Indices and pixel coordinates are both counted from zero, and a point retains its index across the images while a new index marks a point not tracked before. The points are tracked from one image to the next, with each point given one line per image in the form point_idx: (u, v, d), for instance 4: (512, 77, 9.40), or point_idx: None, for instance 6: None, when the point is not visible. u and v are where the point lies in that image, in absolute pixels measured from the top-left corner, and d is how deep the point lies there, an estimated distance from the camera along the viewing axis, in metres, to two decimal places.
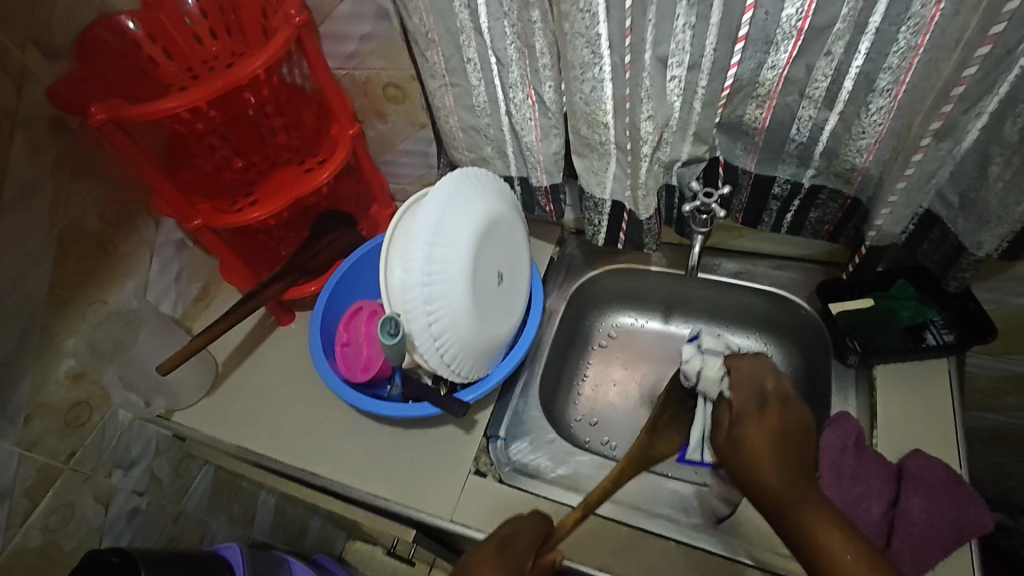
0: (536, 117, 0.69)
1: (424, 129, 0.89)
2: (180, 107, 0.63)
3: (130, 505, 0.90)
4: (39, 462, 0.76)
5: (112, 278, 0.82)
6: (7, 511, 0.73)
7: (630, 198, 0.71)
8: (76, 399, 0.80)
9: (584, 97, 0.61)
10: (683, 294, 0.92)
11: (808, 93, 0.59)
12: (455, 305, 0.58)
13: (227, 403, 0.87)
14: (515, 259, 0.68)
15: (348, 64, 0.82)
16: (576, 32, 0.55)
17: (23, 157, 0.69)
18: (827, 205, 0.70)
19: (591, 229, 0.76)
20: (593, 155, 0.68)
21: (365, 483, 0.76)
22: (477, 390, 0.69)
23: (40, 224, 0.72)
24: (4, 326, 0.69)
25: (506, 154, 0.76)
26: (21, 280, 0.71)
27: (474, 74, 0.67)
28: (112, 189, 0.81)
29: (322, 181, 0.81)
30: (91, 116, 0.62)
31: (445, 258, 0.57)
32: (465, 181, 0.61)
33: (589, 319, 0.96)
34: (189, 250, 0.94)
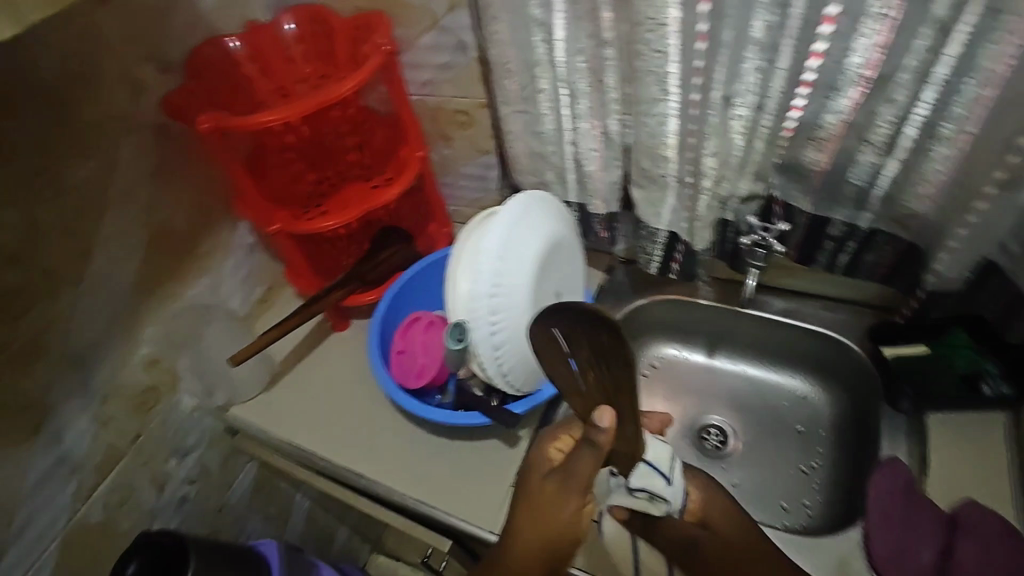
0: (600, 148, 0.73)
1: (487, 155, 0.94)
2: (276, 120, 0.68)
3: (180, 493, 0.94)
4: (108, 440, 0.81)
5: (191, 273, 0.89)
6: (77, 483, 0.78)
7: (687, 230, 0.73)
8: (146, 384, 0.85)
9: (650, 130, 0.66)
10: (729, 330, 0.94)
11: (869, 137, 0.61)
12: (517, 317, 0.61)
13: (281, 401, 0.92)
14: (572, 281, 0.71)
15: (423, 90, 0.88)
16: (649, 69, 0.59)
17: (132, 158, 0.76)
18: (884, 248, 0.71)
19: (645, 258, 0.80)
20: (652, 187, 0.72)
21: (410, 489, 0.78)
22: (528, 403, 0.70)
23: (136, 219, 0.79)
24: (95, 308, 0.76)
25: (568, 181, 0.79)
26: (115, 271, 0.77)
27: (545, 103, 0.72)
28: (202, 193, 0.87)
29: (393, 197, 0.85)
30: (200, 124, 0.68)
31: (511, 273, 0.60)
32: (533, 204, 0.64)
33: (633, 347, 0.98)
34: (258, 254, 1.00)
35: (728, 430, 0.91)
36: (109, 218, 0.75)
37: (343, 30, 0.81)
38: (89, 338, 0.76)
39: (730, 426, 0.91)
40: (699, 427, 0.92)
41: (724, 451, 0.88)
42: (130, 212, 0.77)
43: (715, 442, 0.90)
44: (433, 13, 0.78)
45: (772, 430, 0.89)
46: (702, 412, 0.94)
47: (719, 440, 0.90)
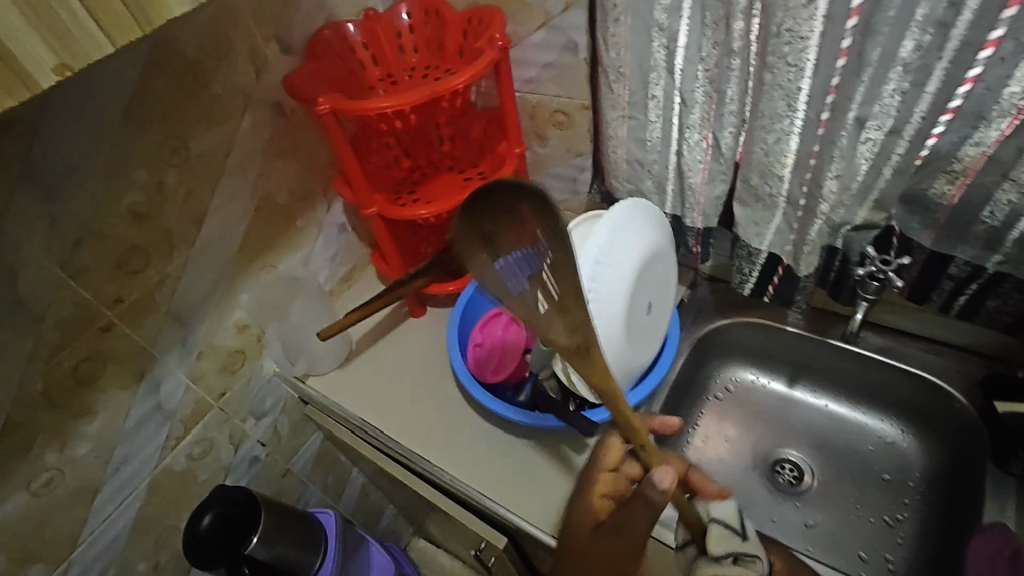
0: (707, 160, 0.70)
1: (581, 157, 0.93)
2: (388, 108, 0.69)
3: (253, 453, 0.99)
4: (198, 395, 0.86)
5: (287, 247, 0.92)
6: (167, 432, 0.84)
7: (791, 254, 0.70)
8: (236, 347, 0.89)
9: (765, 147, 0.63)
10: (817, 362, 0.89)
11: (1014, 175, 0.54)
12: (610, 326, 0.59)
13: (357, 378, 0.95)
14: (664, 296, 0.69)
15: (525, 87, 0.88)
16: (777, 84, 0.57)
17: (249, 132, 0.80)
18: (1013, 295, 0.64)
19: (739, 277, 0.77)
20: (758, 206, 0.69)
21: (473, 481, 0.79)
22: (606, 412, 0.69)
23: (246, 191, 0.83)
24: (201, 271, 0.80)
25: (665, 192, 0.77)
26: (223, 237, 0.82)
27: (654, 110, 0.70)
28: (305, 171, 0.91)
29: (486, 191, 0.86)
30: (318, 106, 0.71)
31: (610, 279, 0.59)
32: (637, 213, 0.63)
33: (709, 368, 0.95)
34: (347, 234, 1.03)
35: (804, 467, 0.86)
36: (222, 188, 0.79)
37: (457, 22, 0.82)
38: (194, 299, 0.81)
39: (806, 463, 0.87)
40: (773, 459, 0.88)
41: (799, 488, 0.85)
42: (241, 183, 0.81)
43: (789, 477, 0.86)
44: (547, 11, 0.78)
45: (853, 473, 0.84)
46: (777, 444, 0.89)
47: (794, 476, 0.86)
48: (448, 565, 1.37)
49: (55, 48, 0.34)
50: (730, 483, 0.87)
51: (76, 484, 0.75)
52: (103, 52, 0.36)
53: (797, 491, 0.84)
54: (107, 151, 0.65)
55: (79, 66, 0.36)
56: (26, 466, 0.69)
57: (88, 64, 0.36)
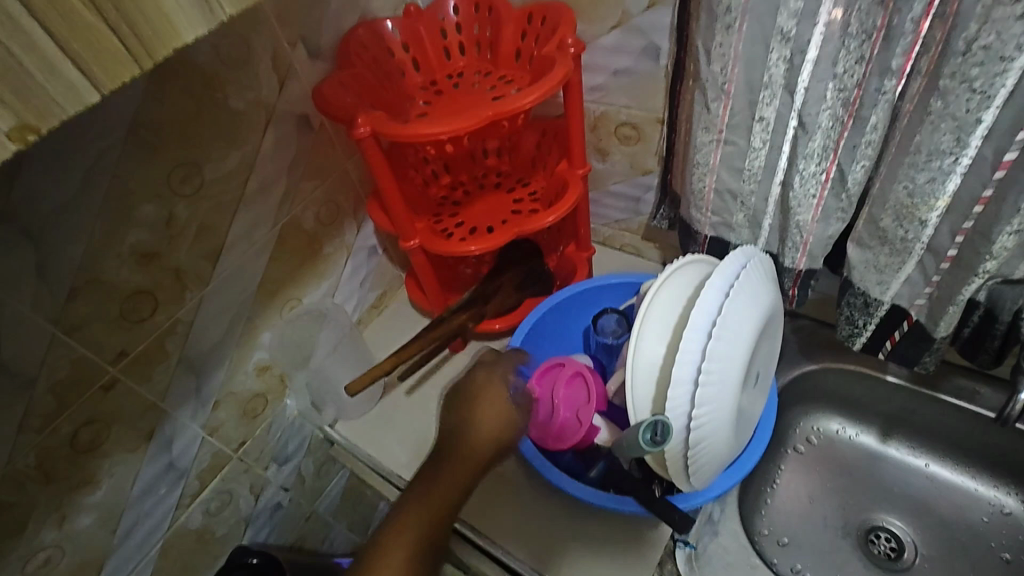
0: (823, 195, 0.58)
1: (647, 175, 0.81)
2: (444, 133, 0.58)
3: (275, 499, 0.90)
4: (214, 447, 0.76)
5: (312, 276, 0.81)
6: (181, 489, 0.74)
7: (922, 309, 0.58)
8: (256, 391, 0.79)
9: (911, 187, 0.51)
10: (920, 416, 0.77)
11: None
12: (722, 411, 0.49)
13: (391, 423, 0.85)
14: (771, 358, 0.58)
15: (589, 96, 0.77)
16: (947, 113, 0.45)
17: (271, 151, 0.69)
18: None
19: (849, 329, 0.64)
20: (883, 249, 0.57)
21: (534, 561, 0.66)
22: (695, 500, 0.58)
23: (268, 217, 0.72)
24: (215, 314, 0.69)
25: (760, 227, 0.65)
26: (243, 271, 0.71)
27: (759, 135, 0.58)
28: (332, 191, 0.80)
29: (546, 224, 0.71)
30: (355, 127, 0.59)
31: (725, 356, 0.48)
32: (751, 267, 0.52)
33: (789, 417, 0.83)
34: (377, 257, 0.92)
35: (904, 536, 0.75)
36: (241, 217, 0.68)
37: (515, 20, 0.70)
38: (210, 343, 0.70)
39: (905, 532, 0.76)
40: (867, 525, 0.77)
41: (899, 558, 0.74)
42: (262, 209, 0.70)
43: (886, 549, 0.75)
44: (626, 10, 0.66)
45: (962, 549, 0.73)
46: (870, 506, 0.79)
47: (892, 548, 0.75)
48: None
49: (11, 102, 0.23)
50: (817, 552, 0.76)
51: (77, 559, 0.65)
52: (85, 101, 0.25)
53: (896, 564, 0.73)
54: (106, 184, 0.54)
55: (48, 123, 0.24)
56: (20, 549, 0.59)
57: (63, 119, 0.24)
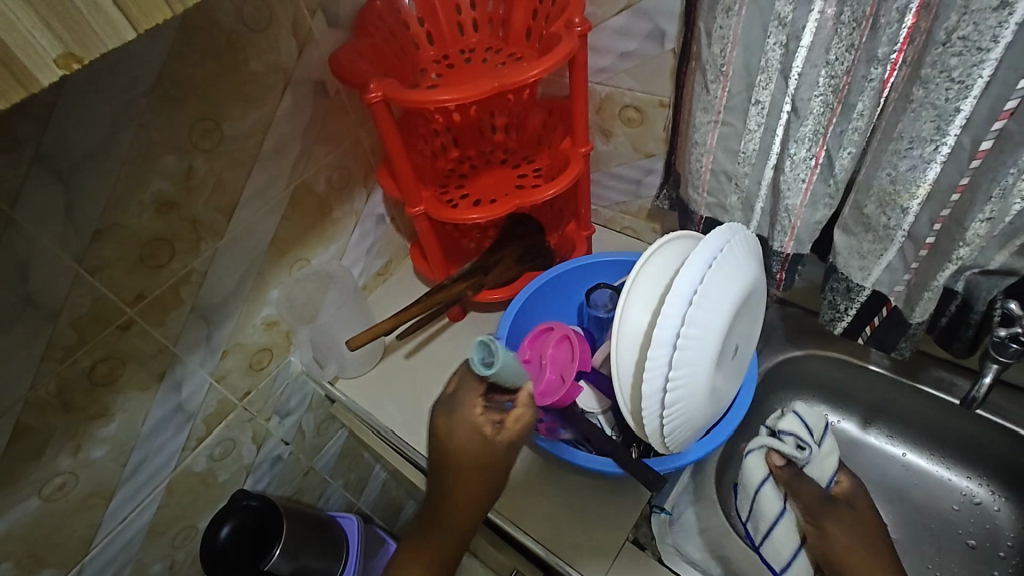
0: (812, 180, 0.60)
1: (649, 158, 0.84)
2: (450, 101, 0.60)
3: (276, 452, 0.94)
4: (221, 394, 0.80)
5: (322, 238, 0.85)
6: (188, 432, 0.78)
7: (900, 295, 0.61)
8: (263, 345, 0.83)
9: (894, 174, 0.53)
10: (899, 405, 0.80)
11: None
12: (698, 375, 0.51)
13: (389, 384, 0.89)
14: (751, 333, 0.60)
15: (596, 77, 0.79)
16: (928, 102, 0.47)
17: (288, 114, 0.72)
18: None
19: (831, 313, 0.67)
20: (867, 236, 0.59)
21: (514, 517, 0.71)
22: (670, 464, 0.61)
23: (281, 178, 0.75)
24: (228, 267, 0.73)
25: (752, 210, 0.68)
26: (256, 228, 0.75)
27: (754, 118, 0.60)
28: (345, 157, 0.83)
29: (546, 198, 0.74)
30: (368, 92, 0.62)
31: (705, 322, 0.50)
32: (736, 241, 0.54)
33: (772, 401, 0.86)
34: (385, 225, 0.96)
35: (804, 426, 0.71)
36: (256, 176, 0.71)
37: None
38: (222, 294, 0.74)
39: (812, 420, 0.72)
40: None
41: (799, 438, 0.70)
42: (276, 169, 0.74)
43: None
44: None
45: (932, 535, 0.76)
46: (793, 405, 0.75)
47: None
48: None
49: (58, 31, 0.26)
50: None
51: (90, 488, 0.70)
52: (122, 38, 0.28)
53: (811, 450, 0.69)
54: (132, 132, 0.58)
55: (90, 55, 0.27)
56: (37, 471, 0.64)
57: (103, 52, 0.28)
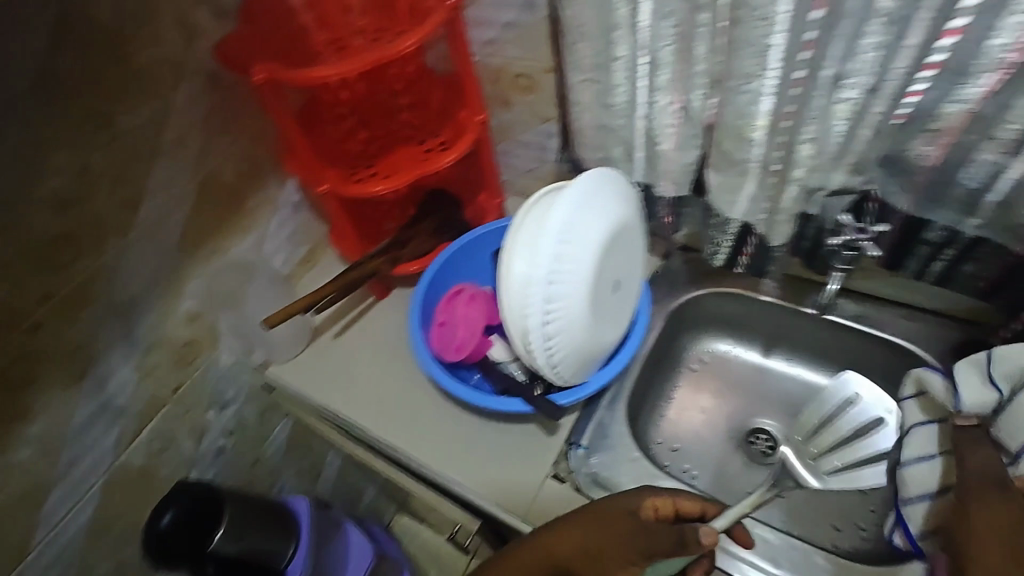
0: (677, 124, 0.66)
1: (547, 123, 0.88)
2: (332, 76, 0.64)
3: (218, 444, 0.95)
4: (151, 389, 0.81)
5: (238, 227, 0.87)
6: (120, 429, 0.79)
7: (764, 222, 0.67)
8: (189, 337, 0.84)
9: (737, 110, 0.59)
10: (791, 330, 0.87)
11: (994, 134, 0.53)
12: (574, 306, 0.57)
13: (321, 362, 0.92)
14: (633, 269, 0.66)
15: (485, 50, 0.83)
16: (748, 40, 0.53)
17: (183, 105, 0.73)
18: (989, 261, 0.64)
19: (710, 247, 0.75)
20: (729, 172, 0.65)
21: (446, 471, 0.78)
22: (572, 395, 0.68)
23: (186, 170, 0.77)
24: (142, 261, 0.75)
25: (634, 159, 0.73)
26: (165, 220, 0.76)
27: (619, 72, 0.65)
28: (251, 146, 0.85)
29: (445, 164, 0.81)
30: (253, 76, 0.65)
31: (573, 258, 0.56)
32: (603, 183, 0.59)
33: (683, 340, 0.92)
34: (304, 212, 0.98)
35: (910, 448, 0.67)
36: (157, 169, 0.73)
37: None
38: (137, 288, 0.75)
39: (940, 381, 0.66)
40: (749, 429, 0.87)
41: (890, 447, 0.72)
42: (178, 161, 0.75)
43: (763, 447, 0.85)
44: None
45: None
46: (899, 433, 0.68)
47: (769, 446, 0.86)
48: (430, 539, 1.47)
49: None
50: (703, 456, 0.86)
51: (20, 490, 0.70)
52: None
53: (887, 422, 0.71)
54: (19, 130, 0.59)
55: None
56: None
57: None
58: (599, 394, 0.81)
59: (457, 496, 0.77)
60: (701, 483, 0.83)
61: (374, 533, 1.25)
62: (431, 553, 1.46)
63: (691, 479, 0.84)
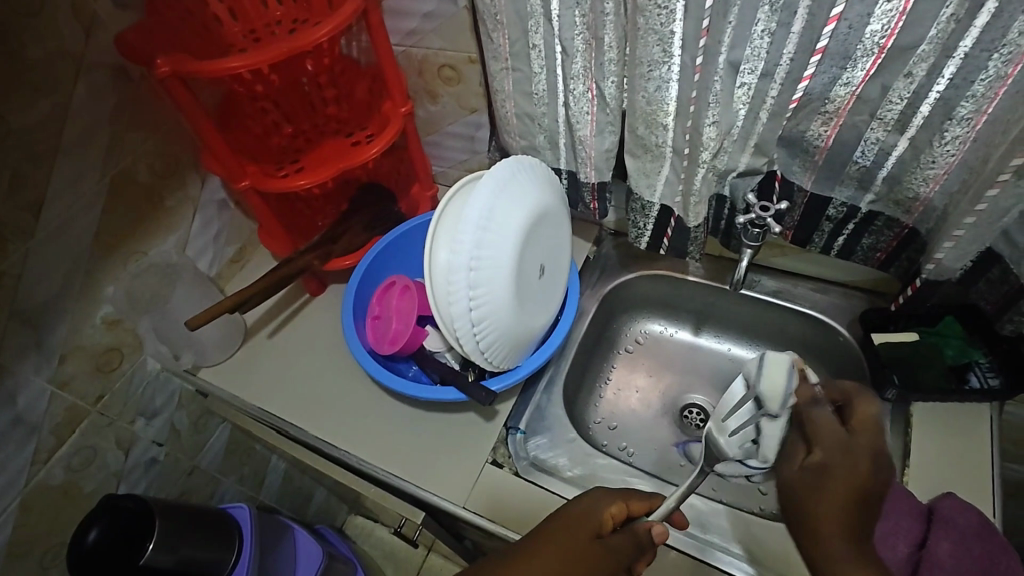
0: (594, 111, 0.68)
1: (474, 114, 0.89)
2: (242, 66, 0.63)
3: (148, 455, 0.91)
4: (68, 401, 0.77)
5: (157, 228, 0.84)
6: (34, 446, 0.75)
7: (680, 204, 0.70)
8: (109, 345, 0.80)
9: (647, 95, 0.61)
10: (717, 308, 0.91)
11: (880, 114, 0.57)
12: (498, 292, 0.58)
13: (255, 363, 0.90)
14: (557, 254, 0.68)
15: (407, 41, 0.82)
16: (650, 28, 0.55)
17: (86, 101, 0.70)
18: (882, 233, 0.69)
19: (635, 230, 0.76)
20: (647, 157, 0.68)
21: (385, 464, 0.78)
22: (505, 380, 0.70)
23: (93, 169, 0.73)
24: (49, 266, 0.71)
25: (558, 146, 0.75)
26: (72, 222, 0.72)
27: (537, 61, 0.66)
28: (166, 143, 0.81)
29: (371, 155, 0.80)
30: (156, 68, 0.63)
31: (494, 244, 0.57)
32: (520, 170, 0.61)
33: (618, 323, 0.95)
34: (230, 210, 0.95)
35: None
36: (60, 169, 0.69)
37: None
38: (44, 296, 0.71)
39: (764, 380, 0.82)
40: (681, 404, 0.91)
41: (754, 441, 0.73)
42: (85, 160, 0.72)
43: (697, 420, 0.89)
44: None
45: None
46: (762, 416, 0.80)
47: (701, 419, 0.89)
48: (385, 537, 1.46)
49: None
50: (639, 433, 0.89)
51: None
52: None
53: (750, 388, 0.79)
54: None
55: None
56: None
57: None
58: (536, 378, 0.83)
59: (397, 488, 0.77)
60: (638, 459, 0.86)
61: (324, 536, 1.23)
62: (386, 551, 1.46)
63: (629, 456, 0.86)
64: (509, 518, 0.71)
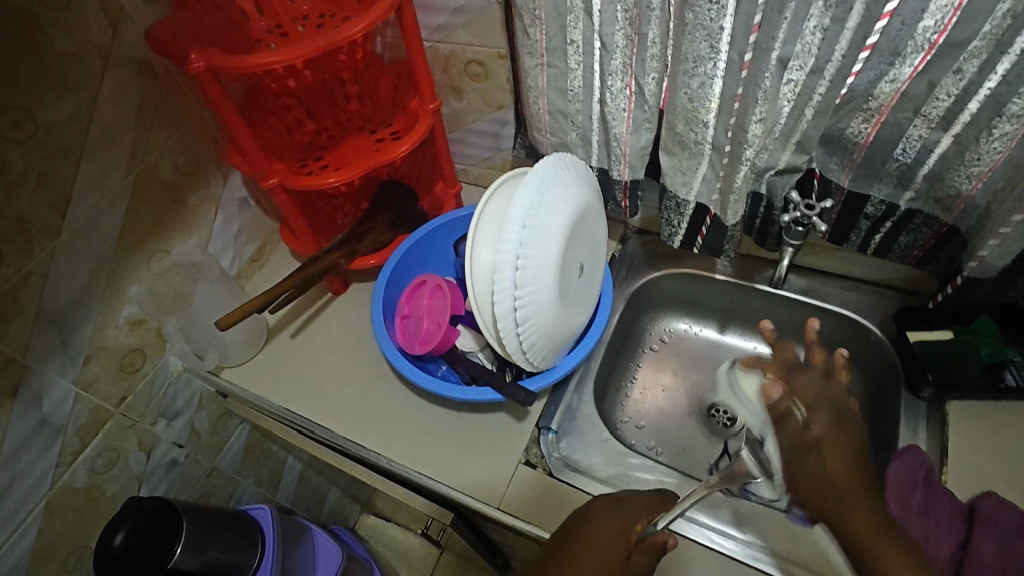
0: (631, 108, 0.67)
1: (500, 110, 0.88)
2: (276, 62, 0.62)
3: (169, 457, 0.90)
4: (92, 403, 0.76)
5: (180, 228, 0.83)
6: (60, 447, 0.73)
7: (718, 202, 0.70)
8: (132, 345, 0.79)
9: (689, 92, 0.61)
10: (745, 307, 0.90)
11: (924, 110, 0.57)
12: (542, 290, 0.57)
13: (279, 363, 0.88)
14: (594, 252, 0.68)
15: (435, 36, 0.81)
16: (699, 23, 0.55)
17: (113, 96, 0.68)
18: (920, 231, 0.68)
19: (669, 228, 0.76)
20: (683, 154, 0.67)
21: (414, 464, 0.77)
22: (543, 380, 0.69)
23: (119, 166, 0.72)
24: (75, 266, 0.69)
25: (591, 143, 0.74)
26: (98, 221, 0.71)
27: (574, 57, 0.65)
28: (189, 139, 0.80)
29: (401, 154, 0.79)
30: (190, 63, 0.61)
31: (539, 242, 0.56)
32: (562, 167, 0.60)
33: (643, 321, 0.95)
34: (250, 209, 0.94)
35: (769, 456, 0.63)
36: (87, 167, 0.68)
37: None
38: (70, 297, 0.70)
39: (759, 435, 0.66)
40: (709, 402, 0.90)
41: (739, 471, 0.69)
42: (111, 157, 0.70)
43: (724, 419, 0.87)
44: None
45: None
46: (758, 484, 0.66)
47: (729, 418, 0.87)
48: (397, 537, 1.45)
49: None
50: (667, 431, 0.88)
51: None
52: None
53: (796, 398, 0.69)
54: None
55: None
56: None
57: None
58: (564, 379, 0.83)
59: (428, 488, 0.76)
60: (666, 458, 0.86)
61: (340, 537, 1.22)
62: (399, 551, 1.45)
63: (657, 455, 0.86)
64: (543, 519, 0.70)
